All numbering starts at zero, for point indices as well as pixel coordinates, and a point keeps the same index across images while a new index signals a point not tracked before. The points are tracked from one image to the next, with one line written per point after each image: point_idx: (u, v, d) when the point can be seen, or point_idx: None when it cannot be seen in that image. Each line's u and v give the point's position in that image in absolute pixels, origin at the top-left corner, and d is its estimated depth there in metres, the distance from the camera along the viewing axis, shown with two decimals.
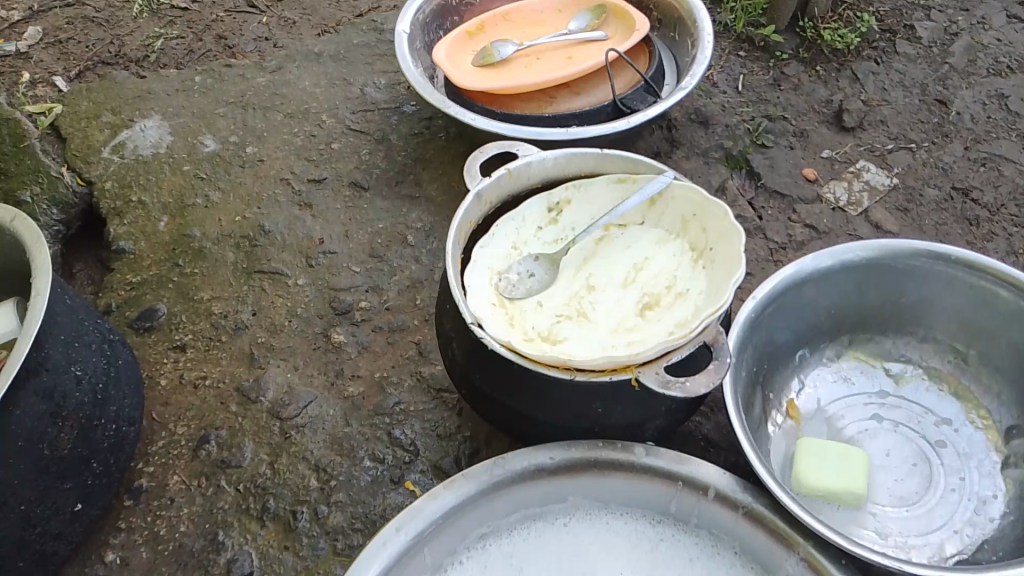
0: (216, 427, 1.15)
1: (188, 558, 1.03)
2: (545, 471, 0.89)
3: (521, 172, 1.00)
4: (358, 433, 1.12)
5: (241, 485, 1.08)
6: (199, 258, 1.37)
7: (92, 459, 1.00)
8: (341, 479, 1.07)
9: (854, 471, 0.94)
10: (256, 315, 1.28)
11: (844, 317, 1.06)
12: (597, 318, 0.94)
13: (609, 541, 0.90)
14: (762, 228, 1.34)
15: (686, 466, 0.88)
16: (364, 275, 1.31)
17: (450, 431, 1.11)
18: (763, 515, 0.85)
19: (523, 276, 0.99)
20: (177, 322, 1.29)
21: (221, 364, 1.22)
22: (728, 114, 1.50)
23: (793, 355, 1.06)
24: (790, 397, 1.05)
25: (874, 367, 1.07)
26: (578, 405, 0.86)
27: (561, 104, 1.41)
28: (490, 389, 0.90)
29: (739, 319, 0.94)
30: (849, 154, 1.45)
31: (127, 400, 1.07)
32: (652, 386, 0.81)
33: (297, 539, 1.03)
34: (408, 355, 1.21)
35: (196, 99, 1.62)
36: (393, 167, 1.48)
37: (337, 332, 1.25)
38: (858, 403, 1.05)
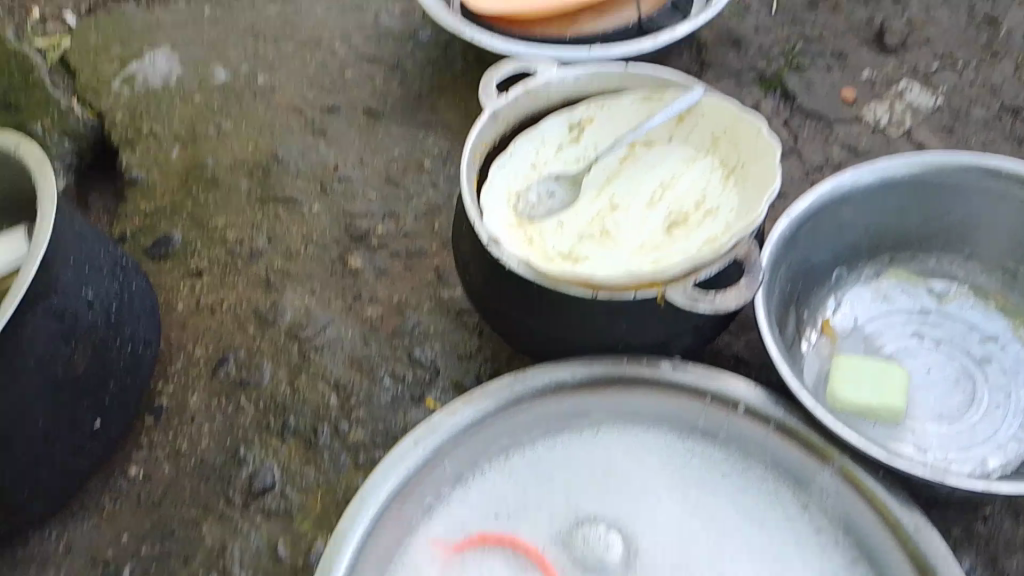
0: (234, 349, 1.13)
1: (209, 472, 1.02)
2: (569, 386, 0.87)
3: (540, 92, 0.97)
4: (378, 354, 1.10)
5: (261, 402, 1.07)
6: (212, 186, 1.34)
7: (107, 378, 0.98)
8: (361, 398, 1.05)
9: (893, 386, 0.90)
10: (272, 242, 1.25)
11: (886, 235, 1.01)
12: (622, 238, 0.89)
13: (637, 453, 0.87)
14: (798, 149, 1.28)
15: (714, 382, 0.86)
16: (380, 201, 1.28)
17: (471, 351, 1.09)
18: (797, 430, 0.83)
19: (543, 197, 0.94)
20: (193, 249, 1.26)
21: (238, 288, 1.20)
22: (761, 35, 1.43)
23: (830, 274, 1.01)
24: (825, 316, 1.01)
25: (916, 285, 1.02)
26: (602, 325, 0.82)
27: (584, 24, 1.30)
28: (510, 310, 0.86)
29: (773, 236, 0.89)
30: (891, 74, 1.37)
31: (141, 322, 1.05)
32: (680, 304, 0.76)
33: (319, 454, 1.01)
34: (426, 279, 1.17)
35: (206, 30, 1.58)
36: (410, 93, 1.43)
37: (354, 257, 1.21)
38: (897, 322, 1.00)
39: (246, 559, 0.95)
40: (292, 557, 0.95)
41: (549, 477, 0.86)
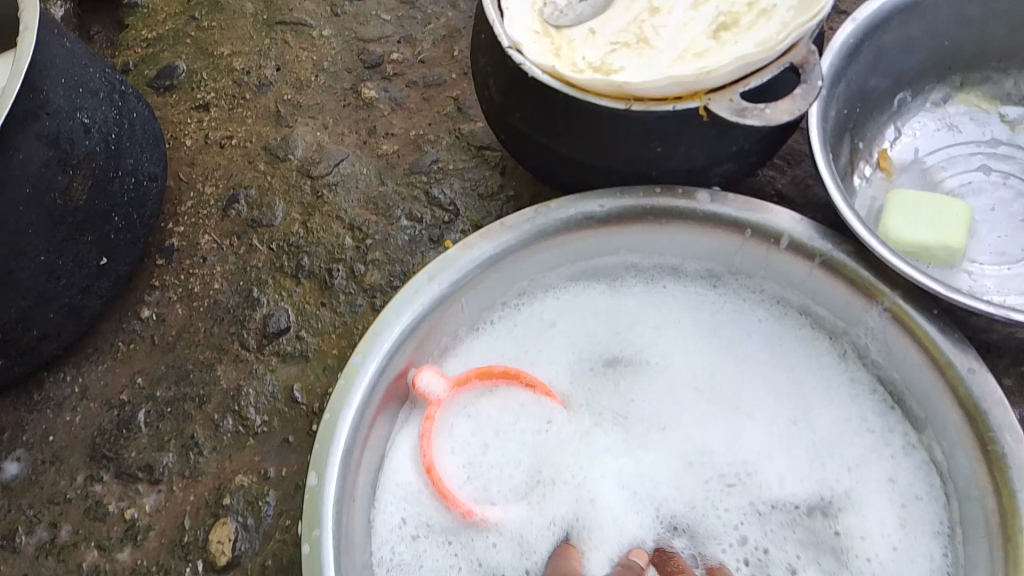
0: (245, 188, 1.08)
1: (223, 315, 1.00)
2: (594, 220, 0.80)
3: None
4: (394, 192, 1.04)
5: (274, 243, 1.03)
6: (216, 10, 1.24)
7: (112, 212, 0.95)
8: (377, 238, 1.01)
9: (955, 224, 0.83)
10: (281, 71, 1.17)
11: (958, 52, 0.89)
12: (664, 40, 0.76)
13: (662, 298, 0.86)
14: None
15: (754, 213, 0.78)
16: (395, 25, 1.18)
17: (492, 190, 1.02)
18: (842, 263, 0.75)
19: (574, 2, 0.82)
20: (199, 79, 1.19)
21: (247, 123, 1.13)
22: None
23: (892, 101, 0.90)
24: (883, 148, 0.91)
25: (987, 112, 0.91)
26: (634, 145, 0.75)
27: None
28: (534, 132, 0.79)
29: (835, 44, 0.77)
30: None
31: (144, 155, 1.00)
32: (724, 115, 0.70)
33: (334, 296, 0.98)
34: (445, 112, 1.09)
35: None
36: None
37: (367, 87, 1.13)
38: (962, 154, 0.90)
39: (262, 404, 0.94)
40: (308, 401, 0.93)
41: (567, 322, 0.86)
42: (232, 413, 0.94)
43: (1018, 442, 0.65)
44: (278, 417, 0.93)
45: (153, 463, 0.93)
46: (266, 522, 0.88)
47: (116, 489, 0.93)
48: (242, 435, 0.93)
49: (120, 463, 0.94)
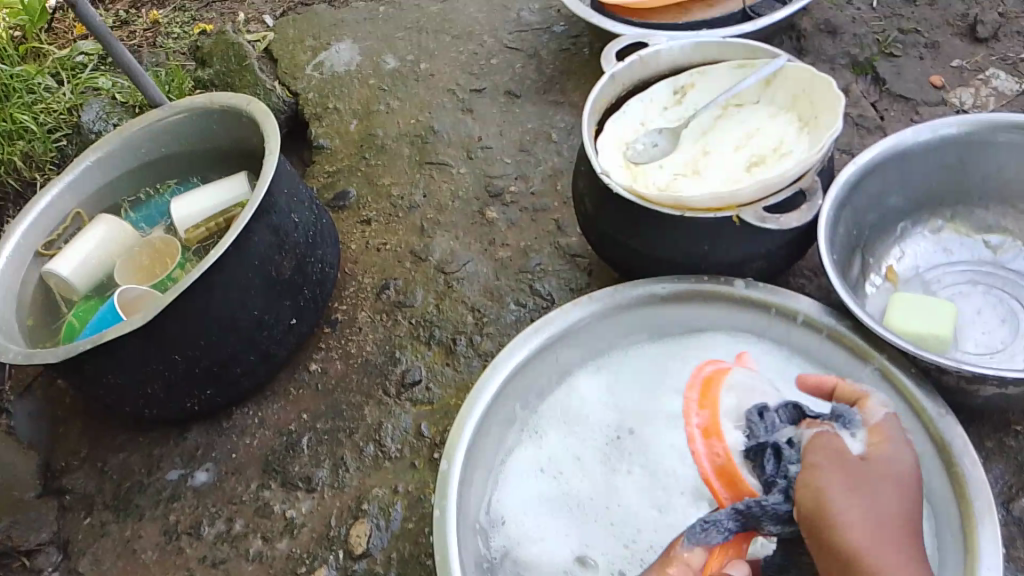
0: (394, 278, 1.42)
1: (372, 369, 1.30)
2: (659, 298, 1.10)
3: (651, 59, 1.26)
4: (507, 285, 1.36)
5: (413, 319, 1.35)
6: (381, 152, 1.65)
7: (304, 286, 1.30)
8: (491, 317, 1.32)
9: (943, 320, 1.06)
10: (426, 196, 1.54)
11: (943, 191, 1.17)
12: (708, 176, 1.15)
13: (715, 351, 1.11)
14: (883, 127, 1.43)
15: (779, 297, 1.07)
16: (514, 165, 1.54)
17: (582, 286, 1.33)
18: (844, 334, 1.02)
19: (648, 146, 1.21)
20: (364, 201, 1.57)
21: (399, 233, 1.49)
22: (856, 26, 1.59)
23: (896, 226, 1.18)
24: (889, 264, 1.18)
25: (975, 241, 1.18)
26: (689, 243, 1.06)
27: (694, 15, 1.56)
28: (614, 232, 1.11)
29: (840, 179, 1.07)
30: (980, 62, 1.50)
31: (328, 249, 1.36)
32: (751, 222, 1.02)
33: (456, 359, 1.28)
34: (548, 229, 1.42)
35: (380, 26, 1.94)
36: (542, 78, 1.70)
37: (491, 210, 1.48)
38: (955, 270, 1.16)
39: (396, 435, 1.21)
40: (431, 435, 1.20)
41: (638, 371, 1.12)
42: (373, 441, 1.21)
43: (974, 464, 0.89)
44: (408, 447, 1.20)
45: (310, 475, 1.20)
46: (394, 524, 1.12)
47: (280, 494, 1.20)
48: (380, 458, 1.19)
49: (285, 474, 1.21)
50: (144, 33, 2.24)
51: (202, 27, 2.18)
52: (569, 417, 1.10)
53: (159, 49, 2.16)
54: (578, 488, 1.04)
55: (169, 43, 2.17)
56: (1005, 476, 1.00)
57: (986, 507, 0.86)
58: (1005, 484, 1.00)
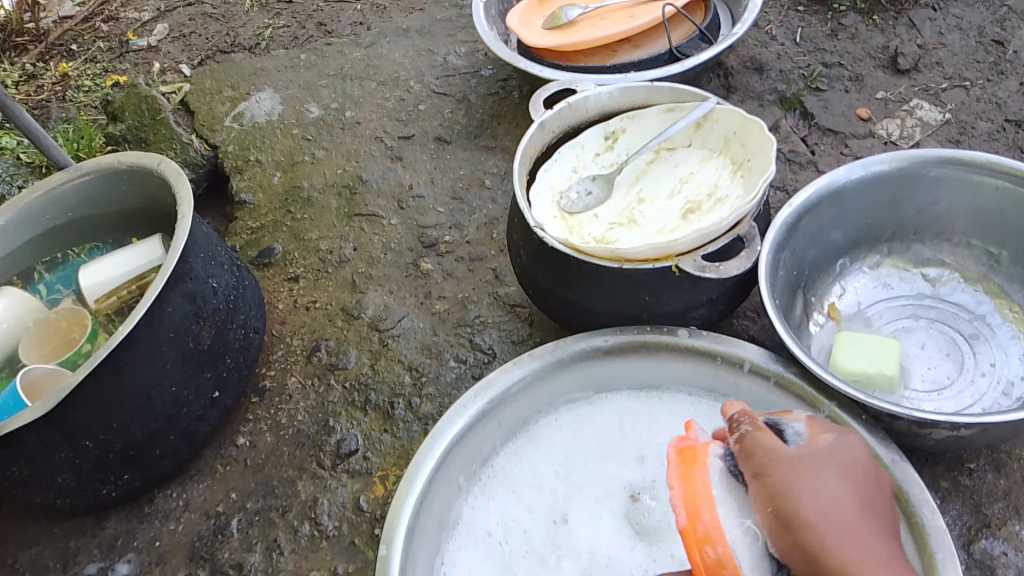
0: (325, 339, 1.34)
1: (304, 440, 1.21)
2: (600, 351, 1.07)
3: (580, 105, 1.24)
4: (445, 340, 1.29)
5: (347, 382, 1.27)
6: (307, 205, 1.57)
7: (226, 354, 1.21)
8: (430, 376, 1.25)
9: (889, 358, 1.04)
10: (357, 250, 1.47)
11: (880, 226, 1.17)
12: (645, 223, 1.14)
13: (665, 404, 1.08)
14: (815, 161, 1.43)
15: (725, 345, 1.04)
16: (448, 214, 1.49)
17: (523, 337, 1.27)
18: (792, 381, 0.99)
19: (581, 195, 1.20)
20: (291, 257, 1.49)
21: (329, 290, 1.42)
22: (782, 61, 1.61)
23: (836, 264, 1.17)
24: (831, 301, 1.17)
25: (913, 274, 1.18)
26: (630, 292, 1.03)
27: (622, 55, 1.60)
28: (553, 285, 1.08)
29: (777, 222, 1.05)
30: (904, 93, 1.52)
31: (252, 312, 1.28)
32: (690, 271, 0.98)
33: (395, 424, 1.20)
34: (486, 279, 1.37)
35: (303, 74, 1.88)
36: (472, 123, 1.67)
37: (425, 261, 1.42)
38: (896, 305, 1.16)
39: (333, 512, 1.13)
40: (371, 509, 1.12)
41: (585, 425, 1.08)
42: (308, 519, 1.13)
43: (934, 514, 0.86)
44: (347, 524, 1.11)
45: (242, 560, 1.10)
46: None
47: None
48: (316, 537, 1.11)
49: (214, 561, 1.11)
50: (52, 86, 2.13)
51: (115, 78, 2.09)
52: (520, 477, 1.05)
53: (69, 102, 2.06)
54: (529, 561, 0.97)
55: (79, 96, 2.07)
56: (963, 517, 0.98)
57: (949, 558, 0.83)
58: (964, 525, 0.97)
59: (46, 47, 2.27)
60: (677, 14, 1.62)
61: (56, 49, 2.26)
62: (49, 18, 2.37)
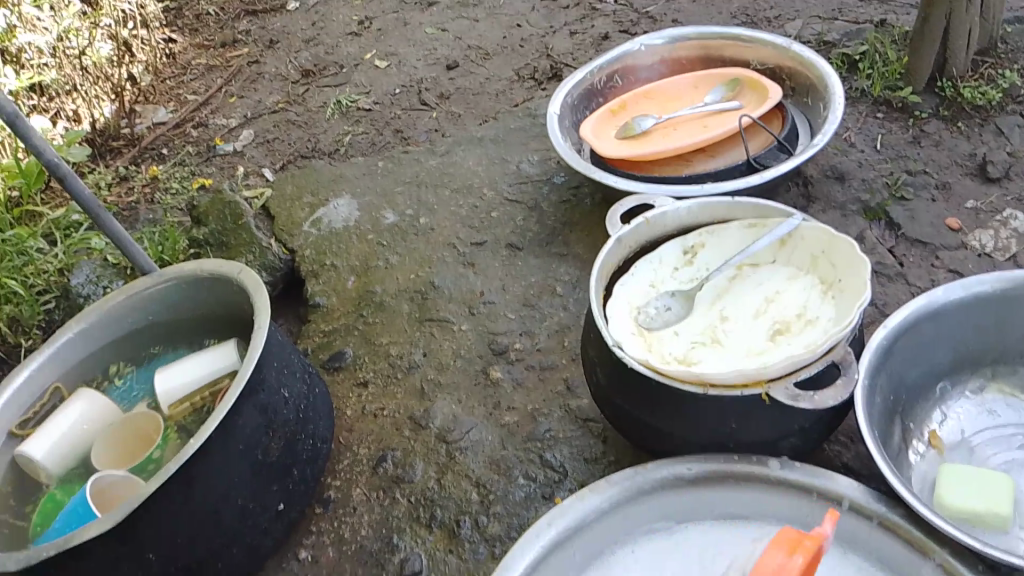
0: (392, 449, 1.31)
1: (367, 558, 1.17)
2: (685, 479, 1.01)
3: (657, 221, 1.22)
4: (514, 455, 1.25)
5: (413, 498, 1.23)
6: (379, 309, 1.58)
7: (293, 465, 1.19)
8: (499, 494, 1.20)
9: (1002, 496, 0.94)
10: (427, 356, 1.46)
11: (981, 348, 1.10)
12: (729, 345, 1.11)
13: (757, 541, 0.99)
14: (903, 273, 1.37)
15: (818, 479, 0.97)
16: (519, 321, 1.48)
17: (596, 455, 1.22)
18: (897, 524, 0.91)
19: (661, 310, 1.18)
20: (362, 362, 1.49)
21: (397, 397, 1.40)
22: (863, 170, 1.57)
23: (934, 387, 1.10)
24: (931, 428, 1.08)
25: (1021, 400, 1.09)
26: (713, 418, 0.98)
27: (697, 165, 1.59)
28: (632, 405, 1.03)
29: (873, 344, 0.99)
30: (995, 203, 1.46)
31: (321, 421, 1.27)
32: (781, 400, 0.93)
33: (460, 545, 1.15)
34: (557, 389, 1.33)
35: (379, 180, 1.94)
36: (545, 230, 1.67)
37: (495, 370, 1.40)
38: (1004, 433, 1.07)
39: None
40: None
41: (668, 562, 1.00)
42: None
43: None
44: None
45: None
46: None
47: None
48: None
49: None
50: (143, 188, 2.25)
51: (201, 181, 2.20)
52: None
53: (157, 204, 2.17)
54: None
55: (167, 198, 2.17)
56: None
57: None
58: None
59: (139, 150, 2.41)
60: (753, 123, 1.63)
61: (149, 153, 2.40)
62: (144, 124, 2.52)
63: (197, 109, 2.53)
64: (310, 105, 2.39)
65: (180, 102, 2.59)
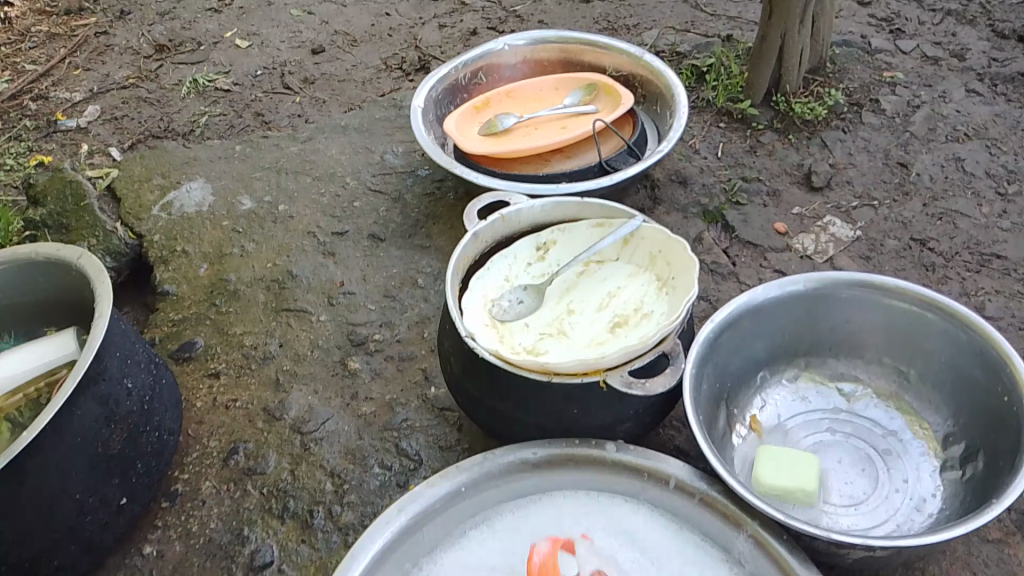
0: (244, 441, 1.29)
1: (216, 550, 1.15)
2: (528, 464, 1.06)
3: (512, 217, 1.27)
4: (370, 444, 1.26)
5: (265, 489, 1.22)
6: (234, 298, 1.54)
7: (136, 459, 1.15)
8: (353, 484, 1.21)
9: (807, 473, 1.05)
10: (283, 346, 1.44)
11: (797, 342, 1.21)
12: (574, 336, 1.17)
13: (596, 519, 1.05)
14: (736, 272, 1.49)
15: (648, 460, 1.05)
16: (378, 312, 1.49)
17: (450, 443, 1.25)
18: (717, 500, 1.00)
19: (513, 303, 1.22)
20: (213, 352, 1.44)
21: (251, 388, 1.37)
22: (705, 175, 1.69)
23: (756, 376, 1.21)
24: (753, 413, 1.19)
25: (829, 388, 1.22)
26: (558, 405, 1.03)
27: (554, 165, 1.65)
28: (483, 394, 1.07)
29: (700, 338, 1.08)
30: (817, 209, 1.61)
31: (167, 413, 1.22)
32: (617, 387, 1.00)
33: (313, 534, 1.15)
34: (415, 379, 1.36)
35: (237, 164, 1.88)
36: (407, 221, 1.68)
37: (353, 360, 1.40)
38: (813, 418, 1.19)
39: None
40: None
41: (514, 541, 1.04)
42: None
43: None
44: None
45: None
46: None
47: None
48: None
49: None
50: None
51: (39, 158, 2.04)
52: None
53: None
54: None
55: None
56: None
57: None
58: None
59: None
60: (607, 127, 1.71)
61: None
62: None
63: (34, 79, 2.34)
64: (164, 81, 2.27)
65: (16, 70, 2.39)
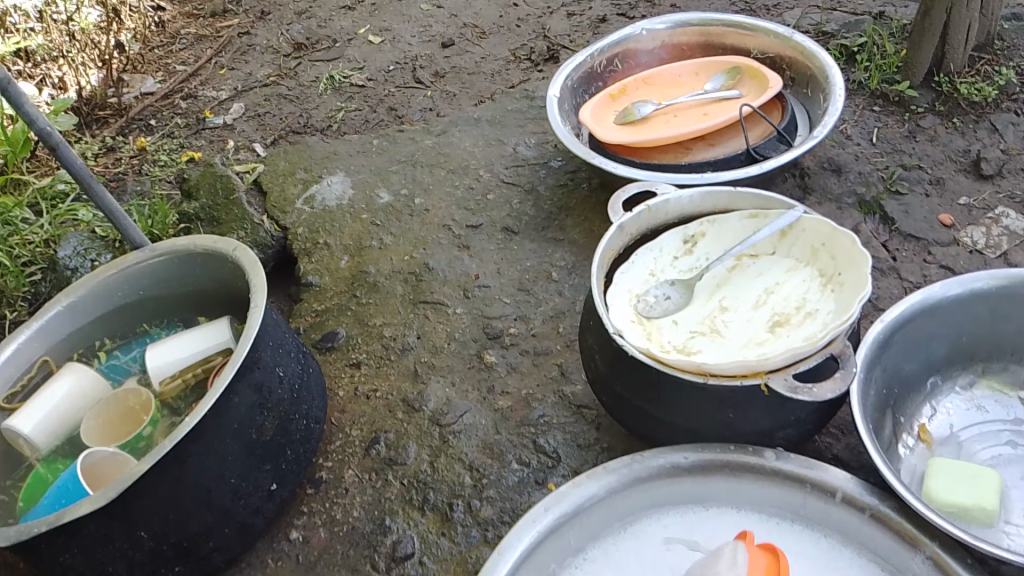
0: (385, 431, 1.31)
1: (359, 539, 1.18)
2: (680, 469, 1.02)
3: (660, 208, 1.22)
4: (507, 440, 1.26)
5: (406, 480, 1.23)
6: (373, 290, 1.57)
7: (286, 446, 1.19)
8: (491, 479, 1.21)
9: (987, 490, 0.96)
10: (420, 338, 1.46)
11: (973, 345, 1.11)
12: (728, 335, 1.12)
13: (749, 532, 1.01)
14: (896, 268, 1.39)
15: (813, 471, 0.98)
16: (513, 306, 1.48)
17: (589, 441, 1.23)
18: (890, 517, 0.93)
19: (660, 299, 1.18)
20: (355, 342, 1.48)
21: (391, 378, 1.40)
22: (859, 163, 1.58)
23: (925, 382, 1.11)
24: (920, 422, 1.10)
25: (1010, 396, 1.11)
26: (712, 410, 0.98)
27: (696, 153, 1.59)
28: (629, 394, 1.04)
29: (869, 338, 1.00)
30: (988, 200, 1.47)
31: (315, 401, 1.26)
32: (780, 391, 0.93)
33: (453, 527, 1.16)
34: (551, 375, 1.34)
35: (374, 159, 1.92)
36: (540, 214, 1.67)
37: (489, 354, 1.40)
38: (992, 429, 1.08)
39: None
40: None
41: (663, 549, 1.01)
42: None
43: None
44: None
45: None
46: None
47: None
48: None
49: None
50: (131, 159, 2.21)
51: (190, 154, 2.16)
52: None
53: (145, 176, 2.13)
54: None
55: (155, 170, 2.13)
56: None
57: None
58: None
59: (127, 121, 2.36)
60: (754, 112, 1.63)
61: (136, 123, 2.35)
62: (132, 93, 2.47)
63: (186, 79, 2.49)
64: (302, 79, 2.35)
65: (169, 72, 2.54)
